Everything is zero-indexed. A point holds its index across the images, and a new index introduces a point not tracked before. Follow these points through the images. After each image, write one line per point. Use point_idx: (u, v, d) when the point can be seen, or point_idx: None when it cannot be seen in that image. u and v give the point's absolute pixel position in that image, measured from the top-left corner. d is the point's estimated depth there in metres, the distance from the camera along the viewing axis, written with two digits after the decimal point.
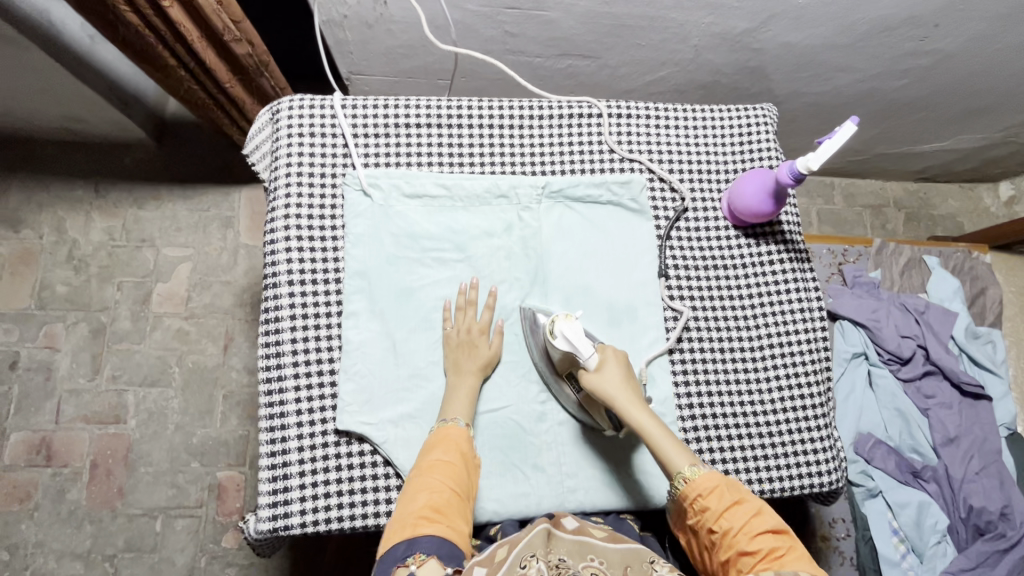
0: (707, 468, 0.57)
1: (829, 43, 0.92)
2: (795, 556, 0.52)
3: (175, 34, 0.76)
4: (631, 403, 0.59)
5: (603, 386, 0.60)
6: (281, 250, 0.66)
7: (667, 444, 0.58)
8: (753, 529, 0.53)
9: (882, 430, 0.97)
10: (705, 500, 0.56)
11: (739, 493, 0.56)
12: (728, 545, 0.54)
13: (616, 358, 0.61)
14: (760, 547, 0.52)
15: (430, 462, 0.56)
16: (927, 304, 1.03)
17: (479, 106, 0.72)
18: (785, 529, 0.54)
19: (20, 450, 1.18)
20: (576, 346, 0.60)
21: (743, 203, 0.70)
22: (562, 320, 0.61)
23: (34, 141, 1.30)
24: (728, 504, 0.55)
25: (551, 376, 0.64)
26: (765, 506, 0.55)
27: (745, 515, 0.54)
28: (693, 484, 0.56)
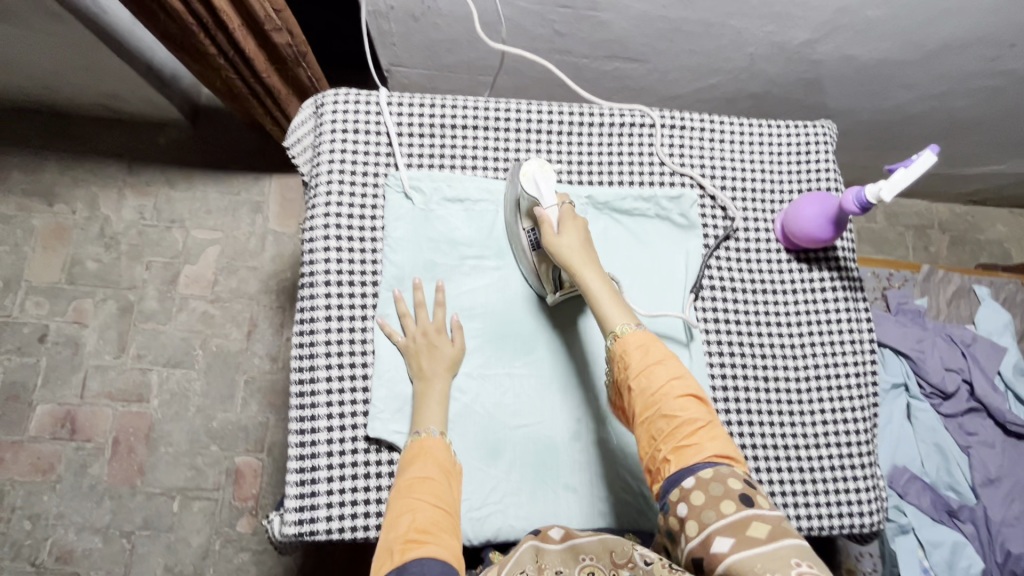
0: (642, 328, 0.55)
1: (894, 58, 0.88)
2: (713, 432, 0.50)
3: (216, 21, 0.75)
4: (582, 259, 0.58)
5: (559, 240, 0.59)
6: (319, 248, 0.64)
7: (608, 303, 0.56)
8: (674, 393, 0.51)
9: (918, 464, 0.93)
10: (628, 355, 0.54)
11: (665, 356, 0.53)
12: (648, 407, 0.52)
13: (581, 224, 0.60)
14: (679, 412, 0.50)
15: (409, 481, 0.53)
16: (975, 337, 0.99)
17: (528, 110, 0.70)
18: (708, 404, 0.52)
19: (46, 423, 1.19)
20: (542, 193, 0.61)
21: (800, 225, 0.66)
22: (531, 165, 0.62)
23: (72, 116, 1.31)
24: (652, 362, 0.53)
25: (517, 232, 0.65)
26: (690, 374, 0.53)
27: (666, 376, 0.52)
28: (622, 340, 0.54)
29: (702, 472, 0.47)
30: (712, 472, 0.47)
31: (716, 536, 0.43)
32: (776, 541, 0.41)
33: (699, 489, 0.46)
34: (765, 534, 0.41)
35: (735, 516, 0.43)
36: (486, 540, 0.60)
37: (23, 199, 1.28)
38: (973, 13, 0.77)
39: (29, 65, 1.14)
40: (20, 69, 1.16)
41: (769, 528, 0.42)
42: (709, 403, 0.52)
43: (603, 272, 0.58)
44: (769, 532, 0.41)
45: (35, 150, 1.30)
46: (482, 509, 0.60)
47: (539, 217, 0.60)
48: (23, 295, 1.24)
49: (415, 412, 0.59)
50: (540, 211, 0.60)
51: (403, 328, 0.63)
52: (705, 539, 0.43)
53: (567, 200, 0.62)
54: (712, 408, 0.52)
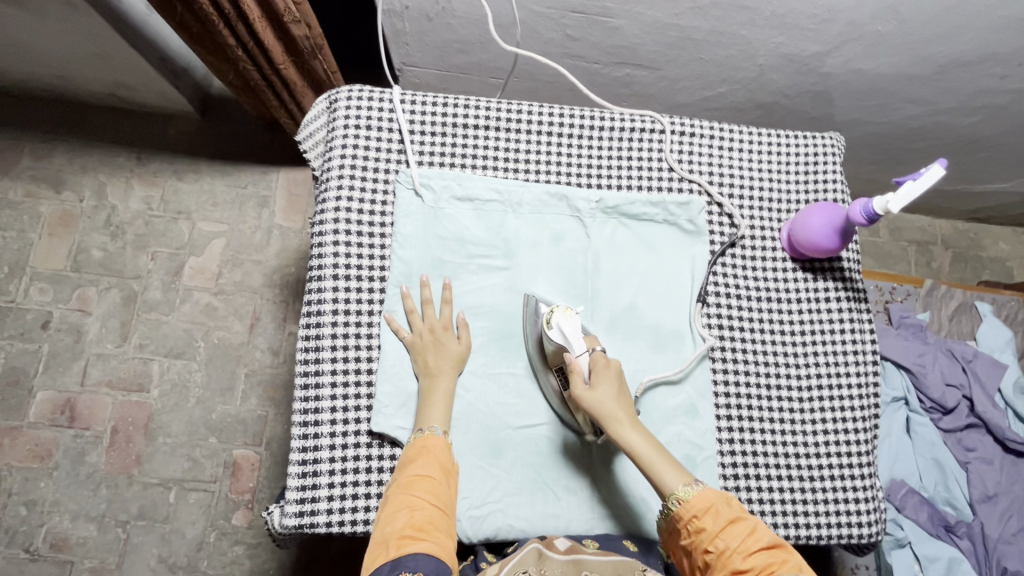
0: (702, 487, 0.54)
1: (902, 73, 0.89)
2: (793, 571, 0.47)
3: (237, 11, 0.75)
4: (622, 418, 0.57)
5: (596, 398, 0.57)
6: (328, 242, 0.65)
7: (661, 464, 0.56)
8: (749, 546, 0.50)
9: (916, 479, 0.93)
10: (699, 519, 0.52)
11: (735, 511, 0.52)
12: (723, 566, 0.50)
13: (613, 373, 0.59)
14: (756, 562, 0.48)
15: (408, 478, 0.54)
16: (976, 353, 0.99)
17: (540, 112, 0.71)
18: (789, 550, 0.49)
19: (45, 409, 1.19)
20: (570, 341, 0.59)
21: (806, 235, 0.67)
22: (557, 312, 0.60)
23: (84, 105, 1.32)
24: (725, 521, 0.52)
25: (546, 380, 0.63)
26: (764, 525, 0.52)
27: (742, 531, 0.51)
28: (687, 505, 0.53)
29: None
30: None
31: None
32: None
33: None
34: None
35: None
36: (485, 538, 0.60)
37: (32, 186, 1.29)
38: (982, 30, 0.78)
39: (44, 52, 1.15)
40: (34, 56, 1.17)
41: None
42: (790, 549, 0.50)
43: (642, 429, 0.58)
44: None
45: (45, 137, 1.30)
46: (482, 507, 0.60)
47: (569, 366, 0.59)
48: (28, 282, 1.24)
49: (419, 408, 0.60)
50: (570, 361, 0.59)
51: (410, 323, 0.63)
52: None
53: (596, 345, 0.60)
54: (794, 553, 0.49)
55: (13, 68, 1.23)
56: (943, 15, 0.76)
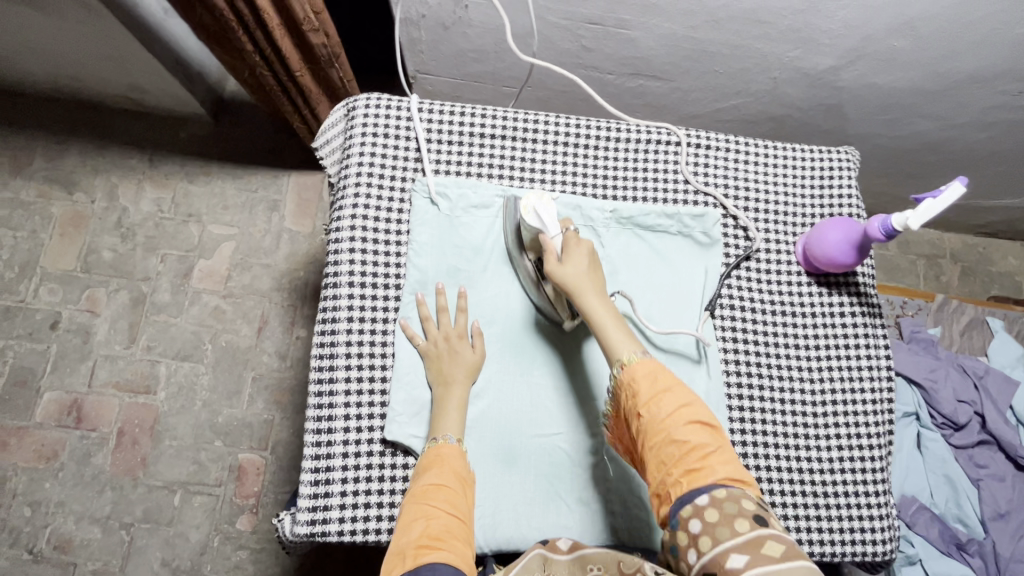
0: (649, 357, 0.55)
1: (916, 88, 0.89)
2: (724, 455, 0.50)
3: (257, 19, 0.76)
4: (587, 287, 0.58)
5: (563, 269, 0.58)
6: (345, 249, 0.65)
7: (615, 331, 0.57)
8: (682, 418, 0.51)
9: (927, 495, 0.93)
10: (637, 384, 0.54)
11: (674, 384, 0.54)
12: (657, 434, 0.51)
13: (584, 249, 0.60)
14: (690, 438, 0.50)
15: (423, 488, 0.53)
16: (988, 369, 0.98)
17: (556, 123, 0.71)
18: (718, 431, 0.52)
19: (52, 410, 1.19)
20: (545, 224, 0.61)
21: (823, 249, 0.67)
22: (532, 195, 0.61)
23: (98, 107, 1.33)
24: (660, 390, 0.53)
25: (520, 260, 0.65)
26: (698, 400, 0.54)
27: (675, 403, 0.52)
28: (630, 370, 0.55)
29: (716, 492, 0.47)
30: (724, 494, 0.47)
31: (731, 555, 0.43)
32: (792, 559, 0.41)
33: (714, 510, 0.46)
34: (780, 553, 0.41)
35: (753, 534, 0.43)
36: (496, 548, 0.60)
37: (44, 187, 1.29)
38: (997, 48, 0.78)
39: (61, 55, 1.16)
40: (51, 58, 1.18)
41: (789, 549, 0.42)
42: (719, 429, 0.52)
43: (605, 299, 0.58)
44: (784, 550, 0.41)
45: (58, 138, 1.31)
46: (494, 517, 0.60)
47: (542, 245, 0.61)
48: (37, 282, 1.25)
49: (433, 417, 0.59)
50: (544, 239, 0.60)
51: (426, 331, 0.63)
52: (720, 558, 0.43)
53: (572, 226, 0.62)
54: (722, 433, 0.52)
55: (29, 70, 1.24)
56: (958, 32, 0.76)
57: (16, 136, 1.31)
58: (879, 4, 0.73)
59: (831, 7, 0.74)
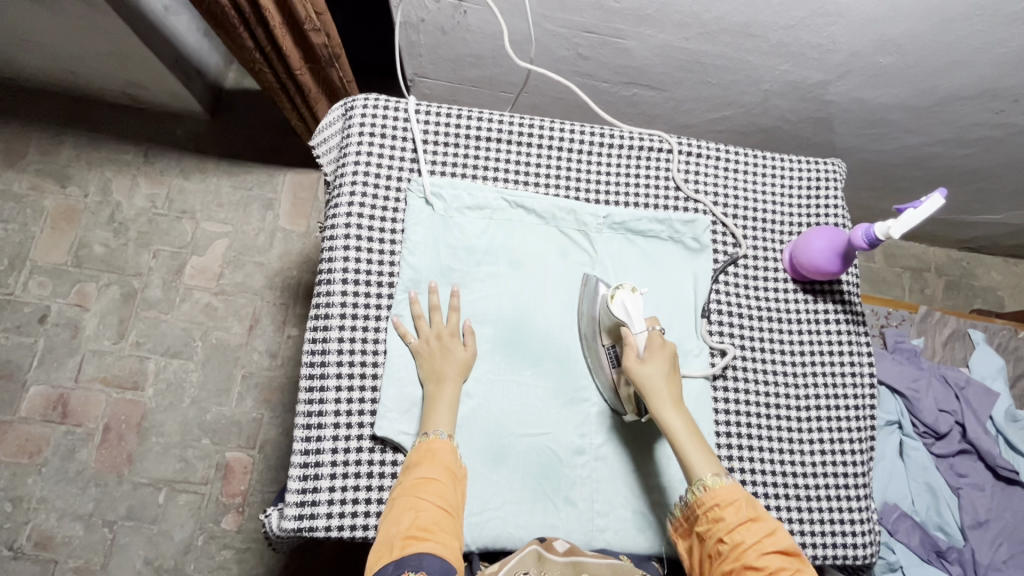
0: (730, 481, 0.55)
1: (901, 104, 0.91)
2: None
3: (258, 14, 0.77)
4: (666, 396, 0.58)
5: (643, 373, 0.59)
6: (339, 246, 0.65)
7: (693, 450, 0.57)
8: (765, 547, 0.51)
9: (909, 502, 0.94)
10: (721, 511, 0.53)
11: (757, 511, 0.53)
12: (734, 558, 0.51)
13: (665, 353, 0.60)
14: (770, 566, 0.50)
15: (413, 480, 0.54)
16: (969, 380, 1.00)
17: (551, 127, 0.72)
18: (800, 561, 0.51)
19: (37, 404, 1.18)
20: (631, 318, 0.61)
21: (808, 258, 0.68)
22: (624, 288, 0.62)
23: (94, 101, 1.33)
24: (745, 518, 0.53)
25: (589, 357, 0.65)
26: (781, 527, 0.53)
27: (760, 532, 0.52)
28: (712, 492, 0.54)
29: None
30: None
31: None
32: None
33: None
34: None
35: None
36: (484, 545, 0.60)
37: (36, 180, 1.29)
38: (979, 67, 0.81)
39: (60, 48, 1.16)
40: (49, 52, 1.18)
41: None
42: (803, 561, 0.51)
43: (684, 411, 0.59)
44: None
45: (52, 132, 1.31)
46: (481, 514, 0.60)
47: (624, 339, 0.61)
48: (27, 275, 1.24)
49: (423, 413, 0.60)
50: (628, 333, 0.61)
51: (418, 329, 0.64)
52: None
53: (654, 325, 0.62)
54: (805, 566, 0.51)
55: (26, 63, 1.24)
56: (942, 50, 0.79)
57: (10, 129, 1.30)
58: (866, 21, 0.75)
59: (821, 23, 0.76)
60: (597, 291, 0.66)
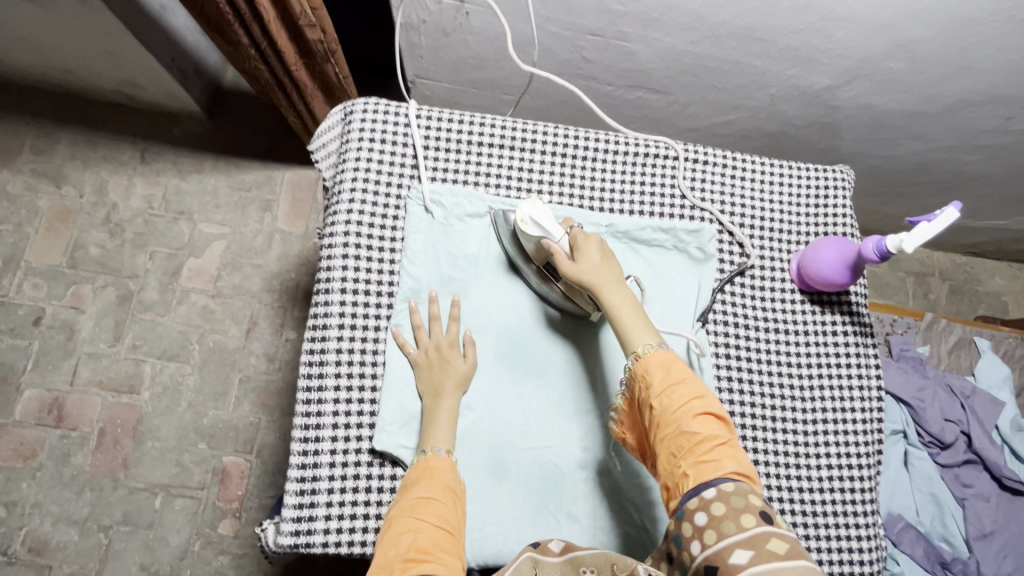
0: (664, 348, 0.55)
1: (910, 110, 0.90)
2: (732, 448, 0.50)
3: (254, 13, 0.75)
4: (603, 279, 0.58)
5: (576, 265, 0.59)
6: (338, 255, 0.64)
7: (629, 324, 0.56)
8: (694, 410, 0.51)
9: (913, 513, 0.93)
10: (650, 376, 0.53)
11: (685, 374, 0.53)
12: (667, 424, 0.51)
13: (594, 241, 0.60)
14: (699, 429, 0.50)
15: (411, 501, 0.52)
16: (975, 389, 0.99)
17: (555, 133, 0.71)
18: (728, 424, 0.51)
19: (32, 407, 1.17)
20: (547, 229, 0.61)
21: (816, 268, 0.67)
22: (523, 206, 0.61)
23: (89, 100, 1.31)
24: (673, 382, 0.52)
25: (521, 262, 0.64)
26: (709, 391, 0.53)
27: (687, 395, 0.52)
28: (644, 361, 0.54)
29: (724, 486, 0.47)
30: (733, 488, 0.46)
31: (734, 550, 0.43)
32: (794, 558, 0.41)
33: (722, 504, 0.46)
34: (783, 550, 0.42)
35: (757, 531, 0.43)
36: (485, 562, 0.59)
37: (31, 180, 1.27)
38: (990, 74, 0.80)
39: (55, 47, 1.14)
40: (45, 50, 1.17)
41: (788, 543, 0.42)
42: (729, 423, 0.52)
43: (622, 288, 0.58)
44: (788, 549, 0.42)
45: (47, 131, 1.29)
46: (482, 530, 0.59)
47: (549, 250, 0.61)
48: (21, 276, 1.22)
49: (423, 427, 0.59)
50: (549, 244, 0.60)
51: (417, 340, 0.62)
52: (721, 553, 0.43)
53: (575, 227, 0.62)
54: (732, 428, 0.52)
55: (21, 61, 1.22)
56: (954, 56, 0.77)
57: (4, 127, 1.28)
58: (877, 26, 0.73)
59: (830, 27, 0.75)
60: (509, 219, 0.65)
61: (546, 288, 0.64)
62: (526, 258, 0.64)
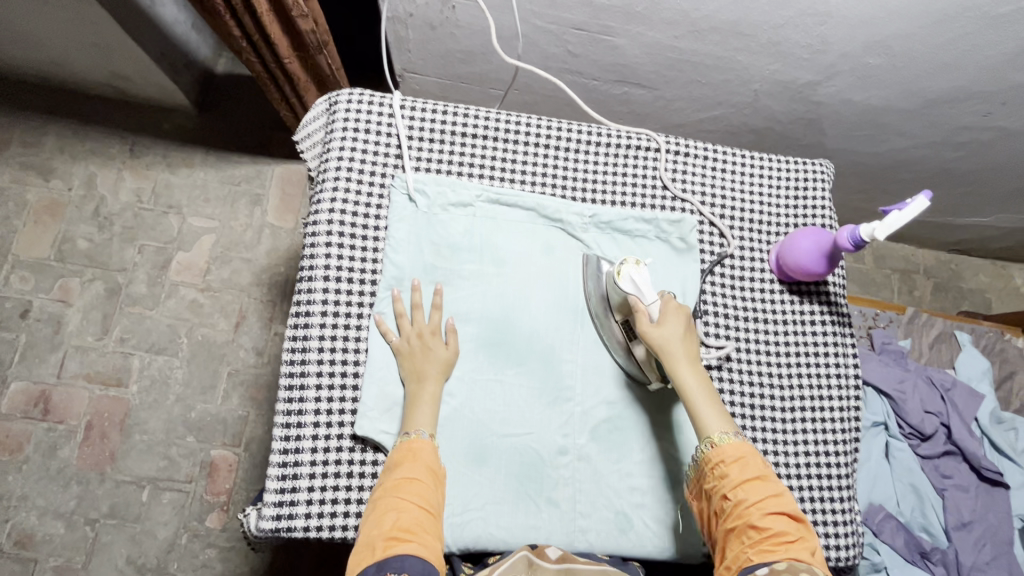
0: (739, 439, 0.56)
1: (891, 106, 0.91)
2: (804, 546, 0.51)
3: (245, 3, 0.76)
4: (682, 354, 0.59)
5: (661, 332, 0.59)
6: (321, 243, 0.65)
7: (706, 408, 0.57)
8: (769, 506, 0.52)
9: (894, 503, 0.94)
10: (726, 465, 0.55)
11: (762, 471, 0.55)
12: (738, 515, 0.53)
13: (681, 314, 0.61)
14: (771, 525, 0.51)
15: (396, 480, 0.53)
16: (955, 382, 1.01)
17: (538, 125, 0.72)
18: (802, 525, 0.52)
19: (19, 400, 1.16)
20: (640, 291, 0.61)
21: (794, 258, 0.68)
22: (628, 263, 0.63)
23: (79, 92, 1.31)
24: (750, 476, 0.54)
25: (603, 320, 0.66)
26: (786, 492, 0.54)
27: (763, 491, 0.53)
28: (719, 449, 0.55)
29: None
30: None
31: None
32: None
33: None
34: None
35: None
36: (464, 547, 0.60)
37: (20, 173, 1.27)
38: (967, 70, 0.81)
39: (44, 39, 1.14)
40: (33, 42, 1.16)
41: None
42: (805, 525, 0.53)
43: (701, 371, 0.59)
44: None
45: (36, 123, 1.29)
46: (462, 515, 0.60)
47: (634, 308, 0.61)
48: (9, 269, 1.22)
49: (405, 412, 0.59)
50: (640, 305, 0.61)
51: (400, 327, 0.63)
52: None
53: (665, 294, 0.63)
54: (806, 529, 0.52)
55: (9, 53, 1.22)
56: (932, 52, 0.79)
57: None
58: (855, 22, 0.75)
59: (810, 22, 0.76)
60: (602, 268, 0.67)
61: (624, 350, 0.65)
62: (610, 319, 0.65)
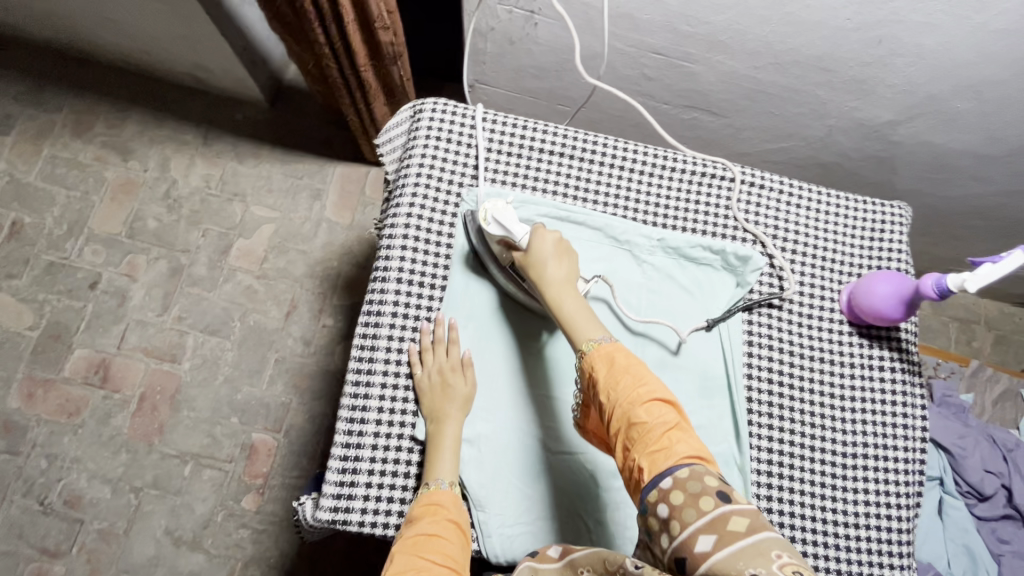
0: (608, 341, 0.55)
1: (973, 151, 0.88)
2: (682, 431, 0.49)
3: (333, 12, 0.80)
4: (554, 279, 0.59)
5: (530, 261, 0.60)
6: (397, 245, 0.67)
7: (577, 323, 0.57)
8: (641, 399, 0.50)
9: (944, 563, 0.89)
10: (596, 370, 0.53)
11: (627, 363, 0.53)
12: (618, 421, 0.50)
13: (551, 239, 0.61)
14: (647, 419, 0.49)
15: (417, 536, 0.52)
16: (1018, 443, 0.97)
17: (614, 146, 0.73)
18: (678, 408, 0.51)
19: (80, 366, 1.22)
20: (507, 226, 0.61)
21: (869, 302, 0.66)
22: (488, 207, 0.62)
23: (163, 80, 1.38)
24: (618, 374, 0.52)
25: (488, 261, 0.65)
26: (652, 376, 0.53)
27: (632, 385, 0.51)
28: (589, 356, 0.54)
29: (679, 473, 0.46)
30: (688, 472, 0.46)
31: (698, 537, 0.43)
32: (757, 533, 0.41)
33: (679, 491, 0.45)
34: (745, 527, 0.42)
35: (717, 512, 0.43)
36: (513, 560, 0.60)
37: (101, 151, 1.34)
38: None
39: (139, 29, 1.21)
40: (129, 32, 1.24)
41: (748, 520, 0.42)
42: (680, 408, 0.51)
43: (572, 288, 0.59)
44: (749, 524, 0.42)
45: (120, 106, 1.36)
46: (513, 527, 0.60)
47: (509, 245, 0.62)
48: (83, 241, 1.29)
49: (428, 459, 0.59)
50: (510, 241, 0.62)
51: (423, 361, 0.63)
52: (689, 542, 0.43)
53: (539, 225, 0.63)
54: (682, 411, 0.51)
55: (105, 40, 1.30)
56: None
57: (81, 100, 1.36)
58: (947, 65, 0.73)
59: (899, 63, 0.75)
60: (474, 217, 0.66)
61: (514, 289, 0.64)
62: (495, 259, 0.65)
